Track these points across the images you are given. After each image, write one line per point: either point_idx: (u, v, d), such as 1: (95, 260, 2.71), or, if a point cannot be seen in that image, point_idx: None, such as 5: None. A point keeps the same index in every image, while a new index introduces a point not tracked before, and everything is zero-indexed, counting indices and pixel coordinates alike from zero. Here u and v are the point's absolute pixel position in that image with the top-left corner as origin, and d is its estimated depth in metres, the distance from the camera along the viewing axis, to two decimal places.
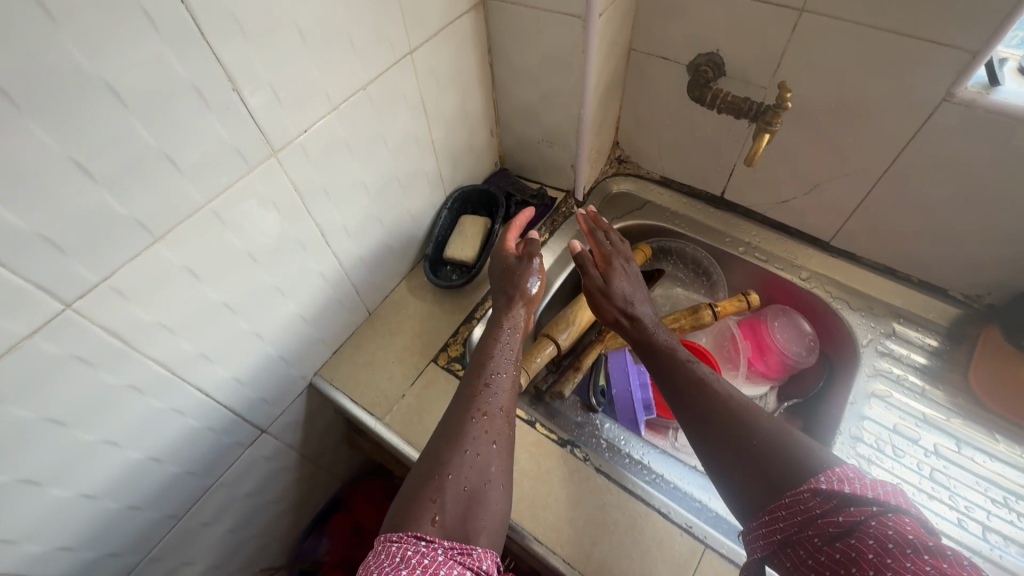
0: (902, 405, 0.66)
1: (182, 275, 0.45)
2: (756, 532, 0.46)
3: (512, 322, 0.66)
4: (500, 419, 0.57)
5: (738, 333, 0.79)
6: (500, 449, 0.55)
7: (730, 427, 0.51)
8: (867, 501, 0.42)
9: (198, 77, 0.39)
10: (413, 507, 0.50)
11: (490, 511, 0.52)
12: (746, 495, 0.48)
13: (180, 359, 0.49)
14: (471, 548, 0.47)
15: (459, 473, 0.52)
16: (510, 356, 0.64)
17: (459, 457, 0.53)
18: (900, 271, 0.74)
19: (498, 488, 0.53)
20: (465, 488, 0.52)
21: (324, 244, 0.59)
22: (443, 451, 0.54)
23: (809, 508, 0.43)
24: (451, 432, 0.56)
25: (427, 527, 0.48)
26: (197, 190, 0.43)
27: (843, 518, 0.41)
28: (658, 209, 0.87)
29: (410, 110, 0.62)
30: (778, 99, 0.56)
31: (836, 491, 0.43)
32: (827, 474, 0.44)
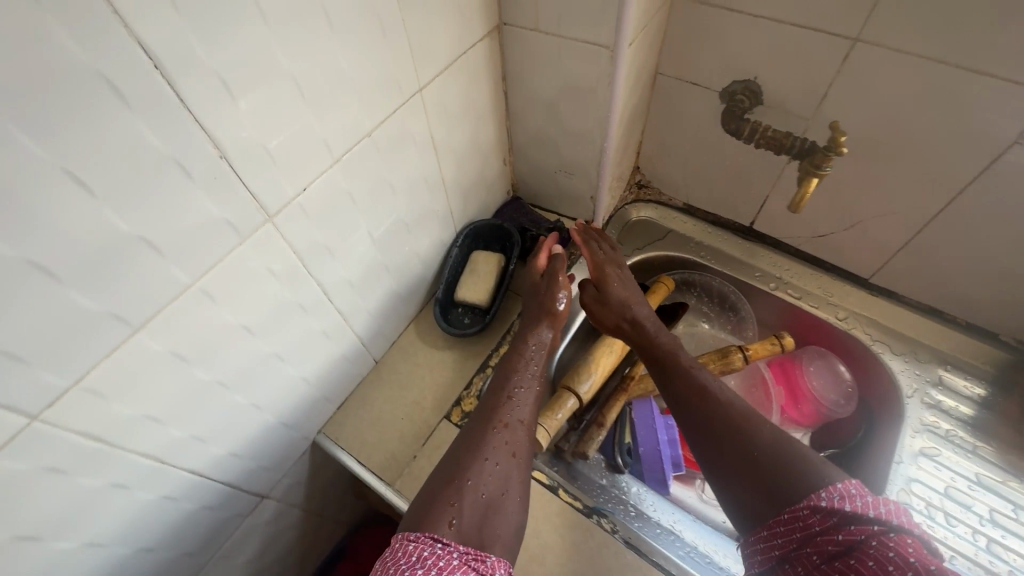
0: (953, 465, 0.61)
1: (168, 362, 0.40)
2: (756, 547, 0.44)
3: (540, 341, 0.63)
4: (522, 430, 0.55)
5: (770, 376, 0.74)
6: (522, 460, 0.53)
7: (728, 435, 0.49)
8: (869, 519, 0.39)
9: (179, 149, 0.33)
10: (430, 511, 0.47)
11: (508, 523, 0.49)
12: (746, 509, 0.46)
13: (169, 447, 0.44)
14: (487, 555, 0.43)
15: (478, 479, 0.49)
16: (534, 372, 0.61)
17: (477, 462, 0.51)
18: (946, 312, 0.69)
19: (517, 500, 0.51)
20: (483, 495, 0.49)
21: (326, 302, 0.53)
22: (463, 457, 0.52)
23: (807, 525, 0.41)
24: (471, 440, 0.54)
25: (444, 530, 0.45)
26: (181, 270, 0.37)
27: (843, 537, 0.39)
28: (681, 239, 0.82)
29: (419, 150, 0.56)
30: (831, 142, 0.51)
31: (836, 509, 0.40)
32: (829, 489, 0.41)
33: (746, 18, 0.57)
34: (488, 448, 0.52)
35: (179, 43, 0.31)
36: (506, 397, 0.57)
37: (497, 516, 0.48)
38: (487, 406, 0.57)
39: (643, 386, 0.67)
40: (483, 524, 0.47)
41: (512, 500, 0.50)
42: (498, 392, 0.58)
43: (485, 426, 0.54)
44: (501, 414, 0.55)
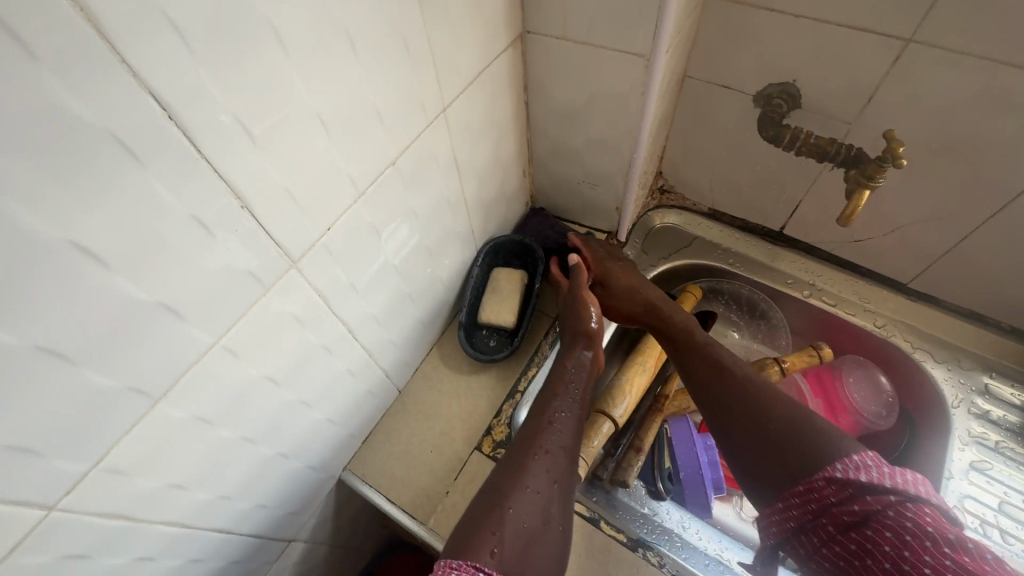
0: (1005, 478, 0.59)
1: (192, 426, 0.37)
2: (772, 521, 0.45)
3: (577, 363, 0.60)
4: (564, 457, 0.52)
5: (805, 388, 0.71)
6: (564, 487, 0.50)
7: (749, 422, 0.50)
8: (885, 489, 0.40)
9: (197, 204, 0.30)
10: (470, 539, 0.44)
11: (551, 556, 0.46)
12: (770, 492, 0.46)
13: (195, 512, 0.41)
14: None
15: (520, 507, 0.46)
16: (575, 395, 0.58)
17: (518, 490, 0.48)
18: (989, 318, 0.67)
19: (558, 532, 0.48)
20: (525, 525, 0.46)
21: (351, 340, 0.50)
22: (503, 484, 0.49)
23: (823, 496, 0.42)
24: (511, 467, 0.51)
25: (486, 559, 0.42)
26: (203, 330, 0.34)
27: (859, 508, 0.40)
28: (708, 246, 0.78)
29: (443, 172, 0.53)
30: (887, 154, 0.48)
31: (851, 480, 0.41)
32: (844, 461, 0.42)
33: (787, 18, 0.54)
34: (529, 475, 0.49)
35: (197, 89, 0.27)
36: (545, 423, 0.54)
37: (540, 549, 0.45)
38: (526, 433, 0.54)
39: (677, 404, 0.66)
40: (525, 554, 0.44)
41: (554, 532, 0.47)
42: (538, 419, 0.54)
43: (524, 453, 0.51)
44: (541, 441, 0.52)
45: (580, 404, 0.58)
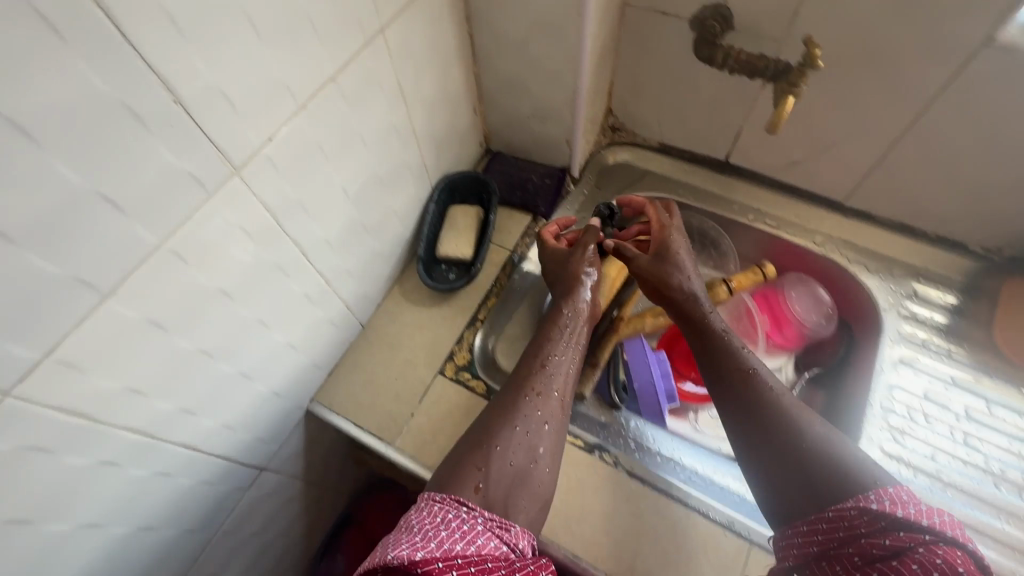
0: (931, 370, 0.64)
1: (146, 330, 0.38)
2: (790, 539, 0.45)
3: (574, 308, 0.61)
4: (555, 400, 0.55)
5: (753, 305, 0.75)
6: (552, 432, 0.54)
7: (784, 442, 0.48)
8: (919, 527, 0.39)
9: (126, 91, 0.31)
10: (457, 474, 0.49)
11: (535, 493, 0.51)
12: (778, 503, 0.47)
13: (158, 421, 0.42)
14: (511, 524, 0.45)
15: (507, 448, 0.51)
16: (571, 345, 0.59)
17: (507, 431, 0.52)
18: (917, 229, 0.71)
19: (545, 472, 0.52)
20: (511, 465, 0.50)
21: (305, 263, 0.51)
22: (492, 423, 0.53)
23: (854, 526, 0.41)
24: (504, 404, 0.54)
25: (470, 494, 0.47)
26: (147, 230, 0.35)
27: (890, 542, 0.39)
28: (659, 179, 0.81)
29: (388, 98, 0.54)
30: (806, 58, 0.51)
31: (887, 513, 0.40)
32: (879, 493, 0.42)
33: None
34: (518, 416, 0.53)
35: None
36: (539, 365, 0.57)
37: (523, 489, 0.50)
38: (519, 372, 0.57)
39: (633, 327, 0.68)
40: (508, 492, 0.49)
41: (541, 473, 0.52)
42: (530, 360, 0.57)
43: (517, 394, 0.54)
44: (532, 383, 0.55)
45: (573, 345, 0.60)
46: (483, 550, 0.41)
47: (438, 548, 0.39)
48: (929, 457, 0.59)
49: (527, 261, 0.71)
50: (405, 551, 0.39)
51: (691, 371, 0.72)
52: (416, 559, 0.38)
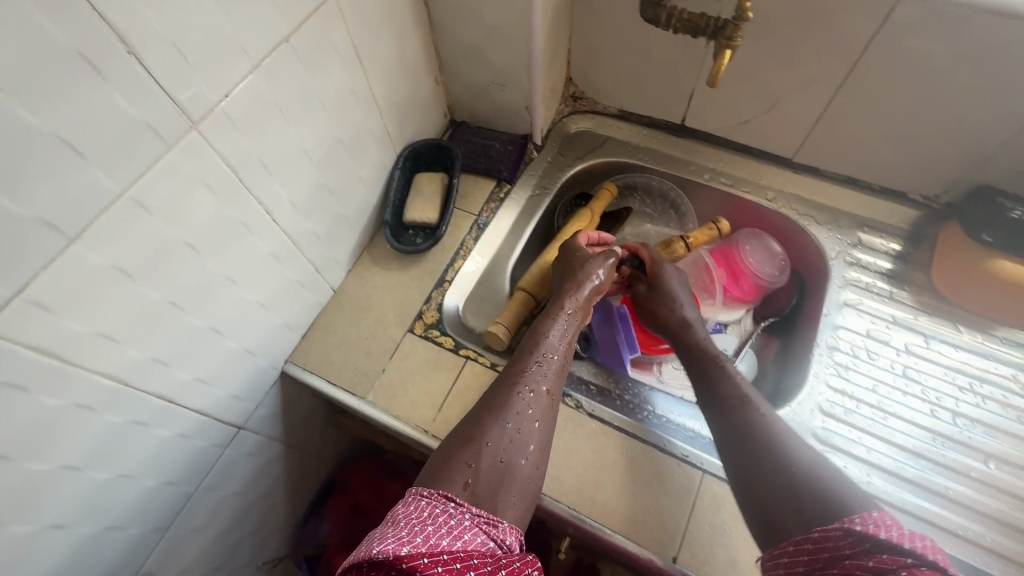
0: (873, 311, 0.69)
1: (113, 276, 0.40)
2: (776, 560, 0.45)
3: (573, 306, 0.62)
4: (545, 398, 0.55)
5: (711, 261, 0.79)
6: (542, 431, 0.53)
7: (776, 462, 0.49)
8: (902, 550, 0.38)
9: (80, 39, 0.33)
10: (443, 470, 0.49)
11: (524, 490, 0.50)
12: (765, 523, 0.48)
13: (131, 368, 0.45)
14: (498, 521, 0.45)
15: (498, 444, 0.50)
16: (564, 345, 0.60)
17: (498, 428, 0.52)
18: (862, 181, 0.75)
19: (534, 470, 0.51)
20: (500, 460, 0.50)
21: (270, 222, 0.54)
22: (482, 418, 0.52)
23: (839, 547, 0.41)
24: (495, 401, 0.54)
25: (458, 490, 0.47)
26: (108, 176, 0.37)
27: (873, 564, 0.39)
28: (619, 144, 0.84)
29: (345, 62, 0.56)
30: (738, 11, 0.54)
31: (870, 534, 0.40)
32: (864, 517, 0.42)
33: None
34: (511, 412, 0.53)
35: None
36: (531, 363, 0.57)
37: (510, 486, 0.49)
38: (514, 368, 0.57)
39: None
40: (497, 488, 0.48)
41: (530, 471, 0.51)
42: (522, 357, 0.58)
43: (509, 390, 0.54)
44: (526, 381, 0.55)
45: (567, 346, 0.60)
46: (470, 546, 0.40)
47: (424, 542, 0.38)
48: (871, 389, 0.63)
49: (492, 224, 0.74)
50: (390, 544, 0.37)
51: None
52: (403, 553, 0.36)
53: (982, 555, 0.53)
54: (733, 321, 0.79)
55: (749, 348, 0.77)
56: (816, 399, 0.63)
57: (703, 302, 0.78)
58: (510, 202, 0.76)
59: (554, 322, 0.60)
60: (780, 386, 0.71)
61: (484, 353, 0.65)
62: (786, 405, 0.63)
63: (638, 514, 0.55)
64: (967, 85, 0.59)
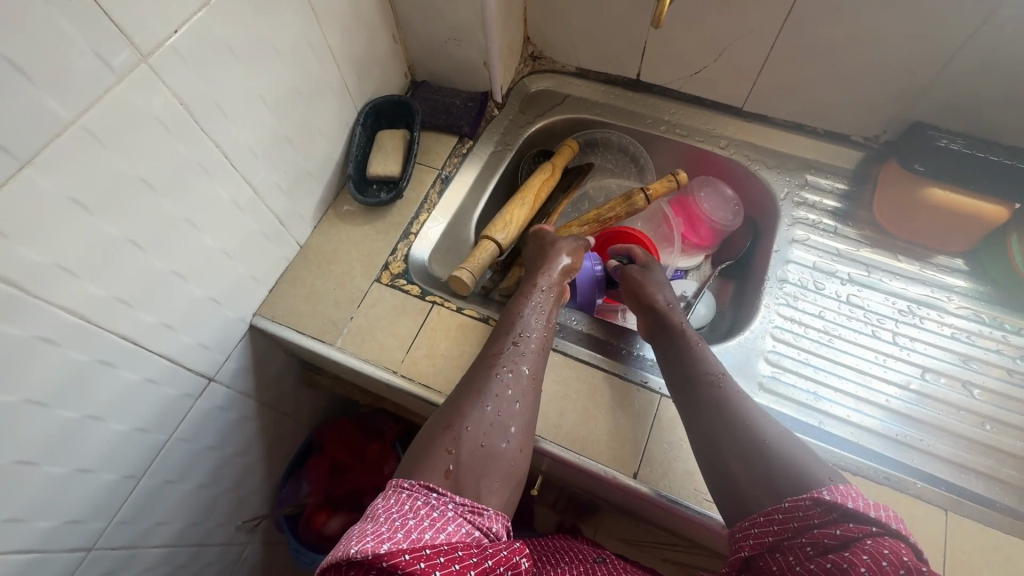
0: (820, 245, 0.72)
1: (68, 207, 0.41)
2: (746, 531, 0.44)
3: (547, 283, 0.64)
4: (524, 377, 0.56)
5: (670, 211, 0.82)
6: (523, 412, 0.54)
7: (739, 434, 0.49)
8: (868, 519, 0.39)
9: None
10: (425, 457, 0.49)
11: (507, 473, 0.50)
12: (735, 500, 0.47)
13: (92, 306, 0.45)
14: (483, 508, 0.46)
15: (479, 426, 0.51)
16: (541, 323, 0.61)
17: (478, 412, 0.52)
18: (807, 125, 0.79)
19: (516, 452, 0.52)
20: (482, 443, 0.50)
21: (230, 168, 0.54)
22: (462, 403, 0.53)
23: (807, 516, 0.41)
24: (473, 383, 0.55)
25: (440, 478, 0.47)
26: (57, 102, 0.38)
27: (841, 533, 0.39)
28: (579, 101, 0.86)
29: (298, 9, 0.56)
30: None
31: (838, 504, 0.40)
32: (831, 489, 0.42)
33: None
34: (490, 395, 0.53)
35: None
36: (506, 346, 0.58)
37: (493, 468, 0.49)
38: (490, 351, 0.57)
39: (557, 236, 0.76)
40: (480, 472, 0.48)
41: (514, 452, 0.51)
42: (499, 341, 0.58)
43: (487, 372, 0.55)
44: (504, 361, 0.56)
45: (544, 323, 0.61)
46: (454, 538, 0.41)
47: (405, 538, 0.39)
48: (818, 316, 0.67)
49: (455, 178, 0.76)
50: (369, 542, 0.38)
51: None
52: (383, 552, 0.37)
53: (923, 456, 0.57)
54: (693, 267, 0.82)
55: (709, 290, 0.79)
56: (767, 326, 0.66)
57: (663, 250, 0.81)
58: (472, 157, 0.78)
59: (529, 302, 0.62)
60: (736, 323, 0.75)
61: (450, 299, 0.66)
62: (740, 333, 0.66)
63: (601, 436, 0.58)
64: (896, 21, 0.62)
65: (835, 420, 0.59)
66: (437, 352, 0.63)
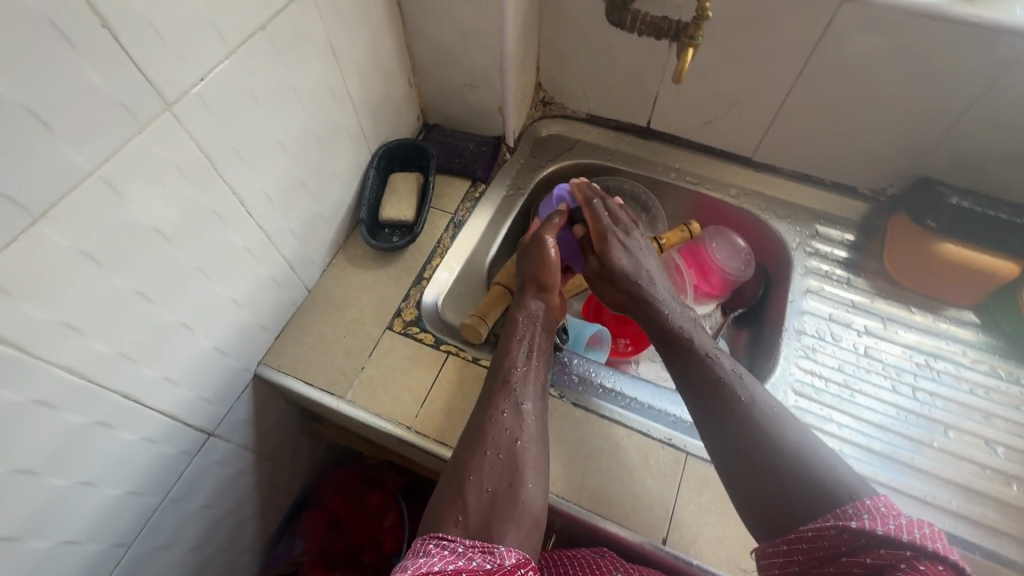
0: (833, 296, 0.73)
1: (80, 262, 0.38)
2: (770, 558, 0.45)
3: (528, 314, 0.61)
4: (524, 415, 0.53)
5: (681, 261, 0.80)
6: (528, 448, 0.51)
7: (748, 430, 0.49)
8: (900, 543, 0.38)
9: (53, 8, 0.32)
10: (439, 510, 0.49)
11: (522, 515, 0.48)
12: (761, 512, 0.47)
13: (95, 363, 0.42)
14: (494, 547, 0.44)
15: (479, 473, 0.49)
16: (533, 351, 0.59)
17: (478, 457, 0.50)
18: (815, 177, 0.80)
19: (531, 491, 0.49)
20: (488, 489, 0.49)
21: (245, 215, 0.52)
22: (463, 452, 0.51)
23: (834, 544, 0.41)
24: (472, 430, 0.53)
25: (450, 528, 0.46)
26: (78, 154, 0.36)
27: (872, 561, 0.39)
28: (589, 146, 0.86)
29: (320, 56, 0.56)
30: (699, 10, 0.60)
31: (866, 531, 0.40)
32: (858, 509, 0.41)
33: None
34: (487, 440, 0.51)
35: None
36: (501, 381, 0.56)
37: (504, 510, 0.47)
38: (485, 395, 0.55)
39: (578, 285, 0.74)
40: (490, 518, 0.47)
41: (525, 491, 0.49)
42: (493, 378, 0.56)
43: (481, 418, 0.53)
44: (497, 399, 0.54)
45: (536, 354, 0.59)
46: (462, 568, 0.41)
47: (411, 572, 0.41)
48: (837, 369, 0.66)
49: (468, 222, 0.75)
50: None
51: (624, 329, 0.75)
52: None
53: (951, 518, 0.56)
54: (704, 315, 0.81)
55: (722, 339, 0.80)
56: (788, 380, 0.65)
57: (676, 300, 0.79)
58: (484, 201, 0.77)
59: (516, 335, 0.59)
60: (752, 373, 0.74)
61: (464, 348, 0.64)
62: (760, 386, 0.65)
63: (625, 498, 0.56)
64: (905, 84, 0.64)
65: (861, 479, 0.58)
66: (452, 405, 0.60)
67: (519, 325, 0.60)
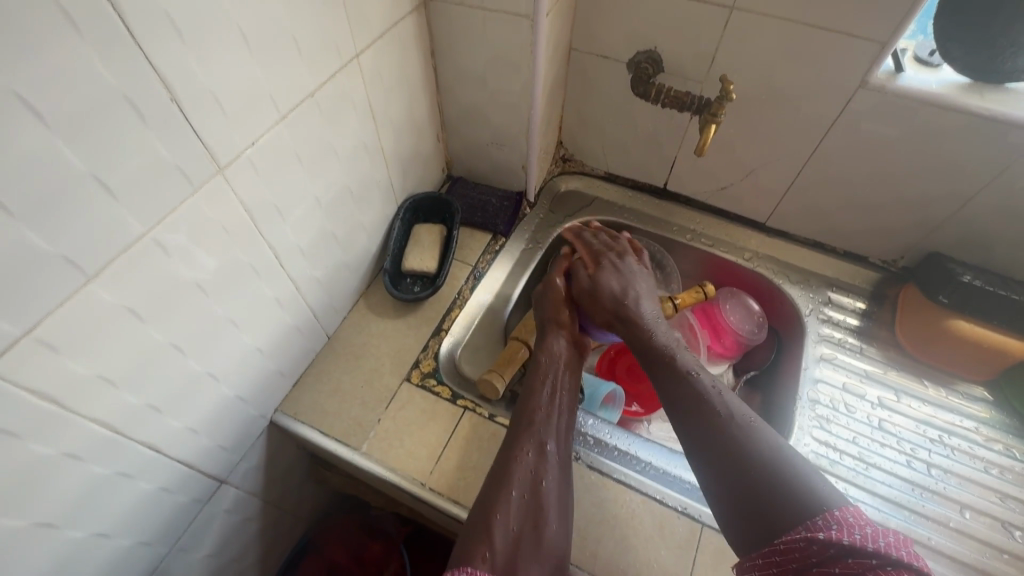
0: (848, 365, 0.73)
1: (124, 318, 0.39)
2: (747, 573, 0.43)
3: (551, 354, 0.61)
4: (550, 454, 0.53)
5: (694, 321, 0.81)
6: (553, 489, 0.51)
7: (727, 439, 0.47)
8: (867, 552, 0.37)
9: (129, 85, 0.34)
10: (465, 548, 0.47)
11: (547, 557, 0.47)
12: (742, 526, 0.44)
13: (125, 417, 0.43)
14: None
15: (505, 511, 0.49)
16: (559, 389, 0.59)
17: (504, 496, 0.50)
18: (827, 245, 0.82)
19: (556, 532, 0.49)
20: (513, 528, 0.48)
21: (279, 267, 0.54)
22: (489, 490, 0.51)
23: (805, 556, 0.39)
24: (494, 472, 0.52)
25: (478, 563, 0.45)
26: (135, 218, 0.37)
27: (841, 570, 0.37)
28: (606, 203, 0.88)
29: (360, 116, 0.58)
30: (722, 92, 0.63)
31: (835, 540, 0.38)
32: (828, 518, 0.40)
33: None
34: (513, 479, 0.51)
35: None
36: (525, 420, 0.56)
37: (530, 551, 0.47)
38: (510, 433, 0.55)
39: None
40: (516, 558, 0.46)
41: (549, 532, 0.49)
42: (517, 416, 0.56)
43: (506, 457, 0.53)
44: (523, 438, 0.54)
45: (561, 395, 0.59)
46: None
47: None
48: (851, 441, 0.66)
49: (488, 274, 0.76)
50: None
51: (636, 388, 0.76)
52: None
53: None
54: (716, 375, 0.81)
55: None
56: (804, 450, 0.65)
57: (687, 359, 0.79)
58: (504, 254, 0.78)
59: (541, 377, 0.59)
60: None
61: (481, 404, 0.64)
62: None
63: (640, 569, 0.55)
64: (917, 165, 0.67)
65: None
66: (467, 463, 0.59)
67: (543, 368, 0.60)
